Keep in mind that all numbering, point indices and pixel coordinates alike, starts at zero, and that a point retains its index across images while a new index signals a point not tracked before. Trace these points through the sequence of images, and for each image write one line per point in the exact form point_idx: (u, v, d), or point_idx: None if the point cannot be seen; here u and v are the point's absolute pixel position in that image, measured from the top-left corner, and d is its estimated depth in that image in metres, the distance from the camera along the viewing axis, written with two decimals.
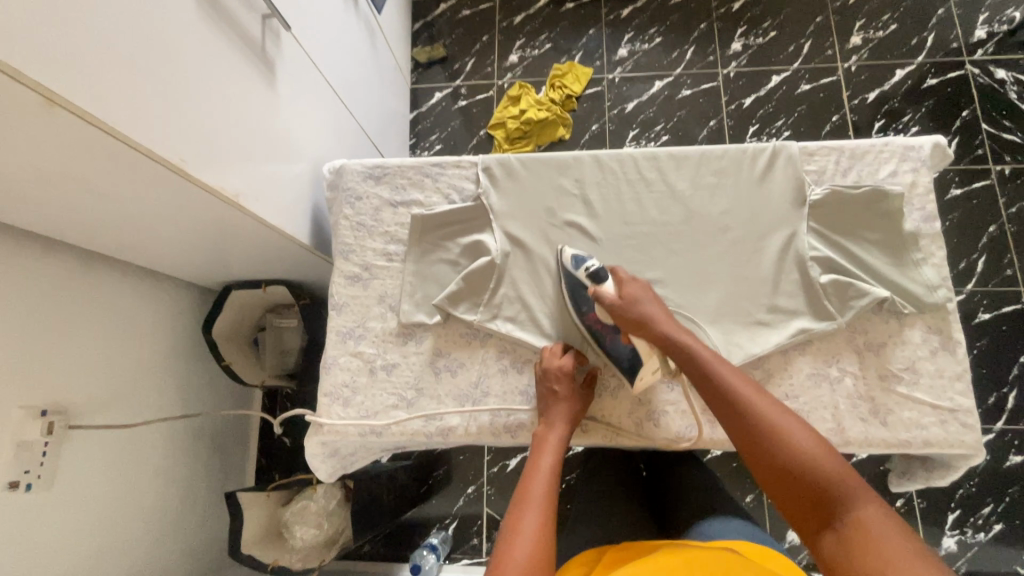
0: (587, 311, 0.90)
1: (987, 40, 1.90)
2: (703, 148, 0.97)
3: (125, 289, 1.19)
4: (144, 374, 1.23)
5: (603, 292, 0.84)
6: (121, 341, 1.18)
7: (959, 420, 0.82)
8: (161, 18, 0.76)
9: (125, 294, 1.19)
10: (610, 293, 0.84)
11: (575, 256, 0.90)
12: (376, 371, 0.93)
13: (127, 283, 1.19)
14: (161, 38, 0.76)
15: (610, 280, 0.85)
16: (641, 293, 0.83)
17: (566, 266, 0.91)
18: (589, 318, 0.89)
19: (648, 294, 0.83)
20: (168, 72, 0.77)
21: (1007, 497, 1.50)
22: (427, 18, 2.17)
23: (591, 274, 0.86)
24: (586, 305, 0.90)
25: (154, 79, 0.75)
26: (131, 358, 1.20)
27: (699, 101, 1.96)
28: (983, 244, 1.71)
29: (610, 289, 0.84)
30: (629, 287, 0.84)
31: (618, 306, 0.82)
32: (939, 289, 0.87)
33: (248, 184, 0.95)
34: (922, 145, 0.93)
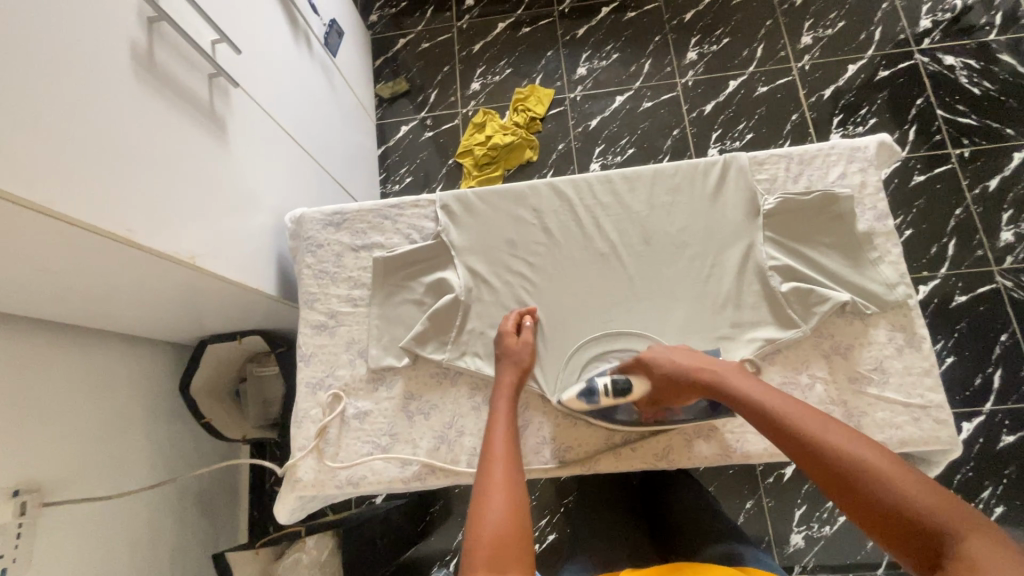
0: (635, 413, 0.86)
1: (932, 29, 1.95)
2: (656, 167, 0.98)
3: (91, 357, 1.16)
4: (119, 441, 1.21)
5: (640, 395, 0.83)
6: (94, 409, 1.16)
7: (931, 416, 0.81)
8: (100, 94, 0.76)
9: (92, 361, 1.16)
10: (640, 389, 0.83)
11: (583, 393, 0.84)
12: (348, 420, 0.91)
13: (97, 350, 1.18)
14: (102, 115, 0.76)
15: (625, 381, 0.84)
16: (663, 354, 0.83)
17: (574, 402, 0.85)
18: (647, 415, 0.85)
19: (662, 360, 0.82)
20: (110, 147, 0.77)
21: (1004, 478, 1.52)
22: (388, 55, 2.21)
23: (616, 392, 0.82)
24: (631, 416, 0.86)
25: (97, 156, 0.75)
26: (106, 426, 1.18)
27: (661, 112, 1.99)
28: (951, 228, 1.74)
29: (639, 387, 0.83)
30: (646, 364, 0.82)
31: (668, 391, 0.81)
32: (898, 286, 0.87)
33: (206, 244, 0.94)
34: (867, 145, 0.95)
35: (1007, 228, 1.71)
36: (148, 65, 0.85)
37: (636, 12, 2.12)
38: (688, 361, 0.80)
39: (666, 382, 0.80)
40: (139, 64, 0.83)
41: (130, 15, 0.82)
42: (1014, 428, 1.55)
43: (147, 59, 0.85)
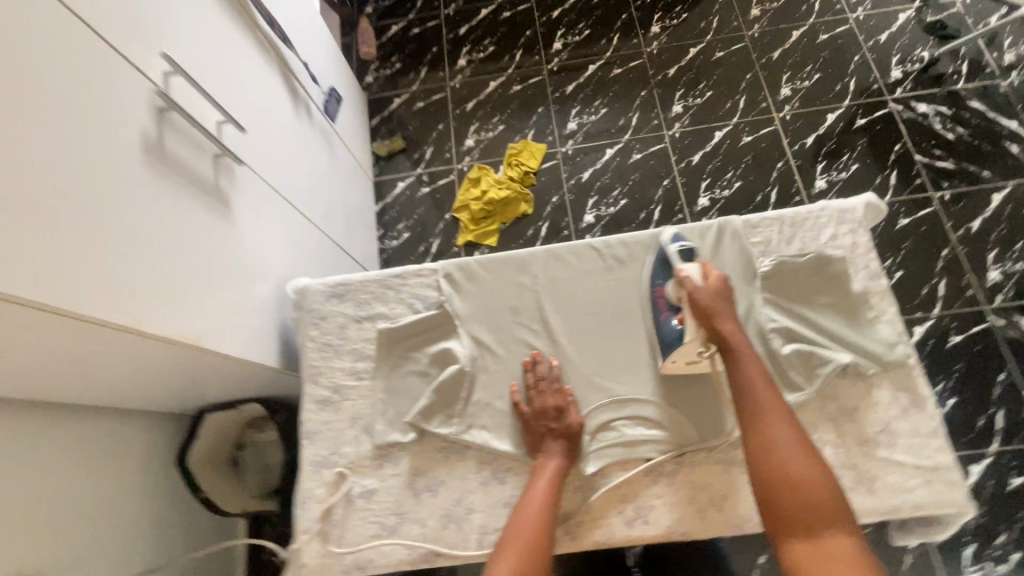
0: (658, 285, 0.94)
1: (903, 79, 2.05)
2: (653, 232, 1.01)
3: (91, 435, 1.14)
4: (115, 522, 1.17)
5: (686, 272, 0.87)
6: (91, 490, 1.13)
7: (942, 479, 0.81)
8: (114, 187, 0.78)
9: (92, 440, 1.14)
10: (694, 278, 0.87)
11: (675, 234, 0.94)
12: (354, 500, 0.90)
13: (93, 428, 1.15)
14: (117, 208, 0.78)
15: (694, 263, 0.89)
16: (722, 289, 0.86)
17: (664, 242, 0.95)
18: (657, 292, 0.93)
19: (728, 288, 0.87)
20: (124, 238, 0.78)
21: (1018, 522, 1.50)
22: (383, 114, 2.28)
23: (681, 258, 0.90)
24: (659, 279, 0.94)
25: (110, 248, 0.76)
26: (103, 506, 1.15)
27: (650, 163, 2.05)
28: (940, 268, 1.77)
29: (695, 272, 0.87)
30: (710, 277, 0.87)
31: (696, 290, 0.85)
32: (898, 345, 0.88)
33: (210, 324, 0.93)
34: (856, 206, 0.98)
35: (994, 267, 1.76)
36: (158, 153, 0.87)
37: (621, 68, 2.22)
38: (734, 318, 0.85)
39: (706, 289, 0.86)
40: (151, 153, 0.85)
41: (142, 108, 0.85)
42: (1022, 469, 1.54)
43: (158, 147, 0.87)
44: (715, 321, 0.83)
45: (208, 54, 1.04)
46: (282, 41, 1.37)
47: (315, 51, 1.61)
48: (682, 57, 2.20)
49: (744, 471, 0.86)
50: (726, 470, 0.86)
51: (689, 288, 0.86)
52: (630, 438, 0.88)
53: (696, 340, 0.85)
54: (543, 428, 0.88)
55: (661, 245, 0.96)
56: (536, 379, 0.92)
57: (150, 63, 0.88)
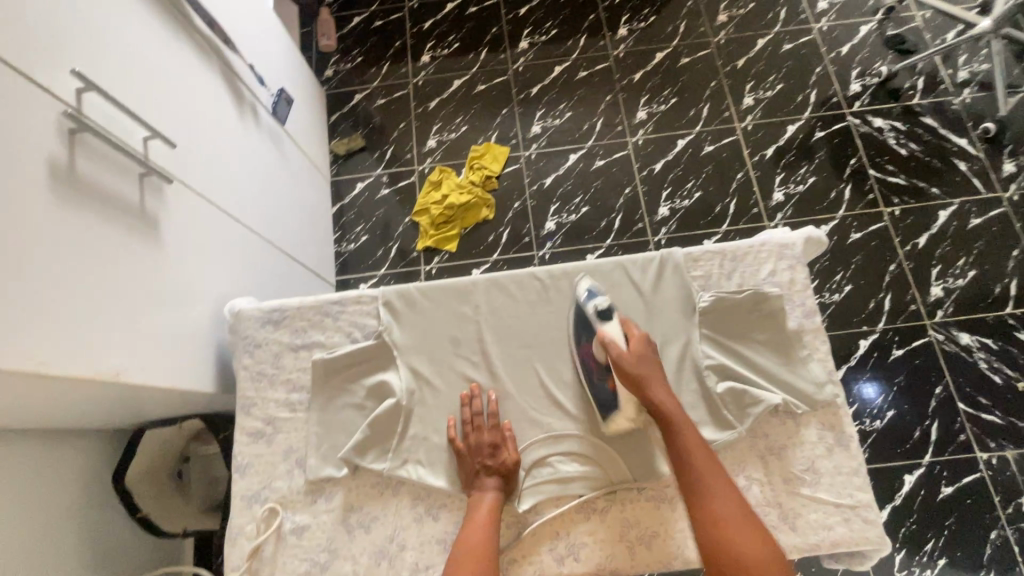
0: (584, 345, 0.94)
1: (862, 93, 2.08)
2: (596, 263, 1.00)
3: (26, 459, 1.07)
4: (54, 552, 1.11)
5: (610, 335, 0.88)
6: (29, 521, 1.06)
7: (860, 517, 0.85)
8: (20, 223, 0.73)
9: (26, 464, 1.07)
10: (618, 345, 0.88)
11: (589, 290, 0.94)
12: (285, 536, 0.89)
13: (28, 456, 1.08)
14: (23, 245, 0.73)
15: (615, 321, 0.89)
16: (646, 353, 0.88)
17: (579, 298, 0.95)
18: (584, 353, 0.93)
19: (649, 352, 0.88)
20: (32, 277, 0.74)
21: (945, 530, 1.58)
22: (343, 110, 2.20)
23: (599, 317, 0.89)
24: (584, 338, 0.94)
25: (16, 289, 0.71)
26: (39, 532, 1.08)
27: (613, 170, 2.04)
28: (887, 283, 1.82)
29: (616, 334, 0.88)
30: (635, 342, 0.88)
31: (620, 356, 0.86)
32: (826, 385, 0.91)
33: (133, 357, 0.89)
34: (795, 242, 0.99)
35: (937, 284, 1.81)
36: (69, 178, 0.82)
37: (587, 71, 2.19)
38: (664, 384, 0.86)
39: (631, 354, 0.87)
40: (60, 181, 0.80)
41: (50, 130, 0.79)
42: (952, 479, 1.62)
43: (69, 173, 0.81)
44: (645, 391, 0.85)
45: (129, 65, 0.98)
46: (224, 43, 1.30)
47: (264, 51, 1.54)
48: (648, 61, 2.18)
49: (674, 508, 0.87)
50: (657, 507, 0.88)
51: (613, 353, 0.86)
52: (564, 474, 0.89)
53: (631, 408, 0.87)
54: (480, 463, 0.87)
55: (577, 300, 0.95)
56: (471, 415, 0.91)
57: (59, 80, 0.82)
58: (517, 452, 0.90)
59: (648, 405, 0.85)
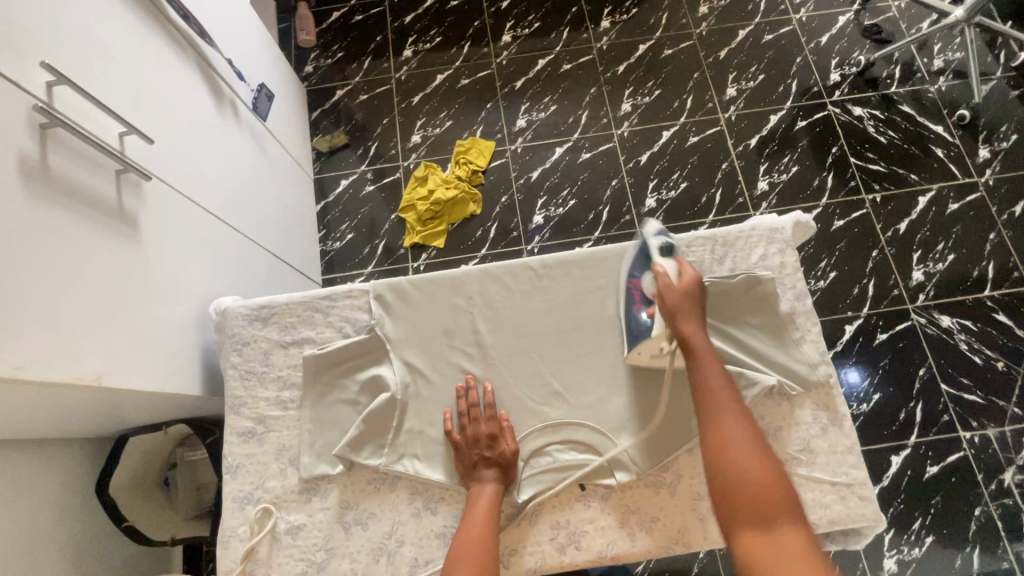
0: (635, 276, 0.94)
1: (841, 82, 2.11)
2: (589, 251, 1.00)
3: (6, 469, 1.04)
4: (39, 565, 1.07)
5: (663, 268, 0.90)
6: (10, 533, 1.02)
7: (856, 494, 0.86)
8: None
9: (6, 474, 1.03)
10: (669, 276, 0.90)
11: (658, 229, 0.96)
12: (280, 537, 0.87)
13: (8, 466, 1.04)
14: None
15: (672, 260, 0.92)
16: (692, 290, 0.88)
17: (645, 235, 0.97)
18: (633, 283, 0.94)
19: (696, 294, 0.88)
20: (7, 278, 0.71)
21: (931, 508, 1.61)
22: (325, 106, 2.17)
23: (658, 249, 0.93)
24: (636, 271, 0.95)
25: None
26: (20, 547, 1.04)
27: (599, 163, 2.04)
28: (870, 268, 1.86)
29: (670, 268, 0.90)
30: (686, 277, 0.89)
31: (666, 288, 0.88)
32: (819, 366, 0.92)
33: (115, 360, 0.86)
34: (785, 226, 1.00)
35: (917, 268, 1.85)
36: (41, 175, 0.78)
37: (571, 64, 2.18)
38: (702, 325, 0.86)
39: (678, 289, 0.88)
40: (33, 178, 0.77)
41: (20, 126, 0.76)
42: (937, 458, 1.65)
43: (42, 171, 0.78)
44: (677, 321, 0.86)
45: (101, 58, 0.94)
46: (201, 37, 1.26)
47: (242, 47, 1.50)
48: (632, 54, 2.19)
49: (674, 493, 0.87)
50: (656, 493, 0.87)
51: (661, 283, 0.89)
52: (564, 463, 0.89)
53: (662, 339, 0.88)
54: (478, 455, 0.86)
55: (642, 239, 0.97)
56: (468, 406, 0.90)
57: (29, 73, 0.79)
58: (515, 442, 0.89)
59: (676, 335, 0.86)
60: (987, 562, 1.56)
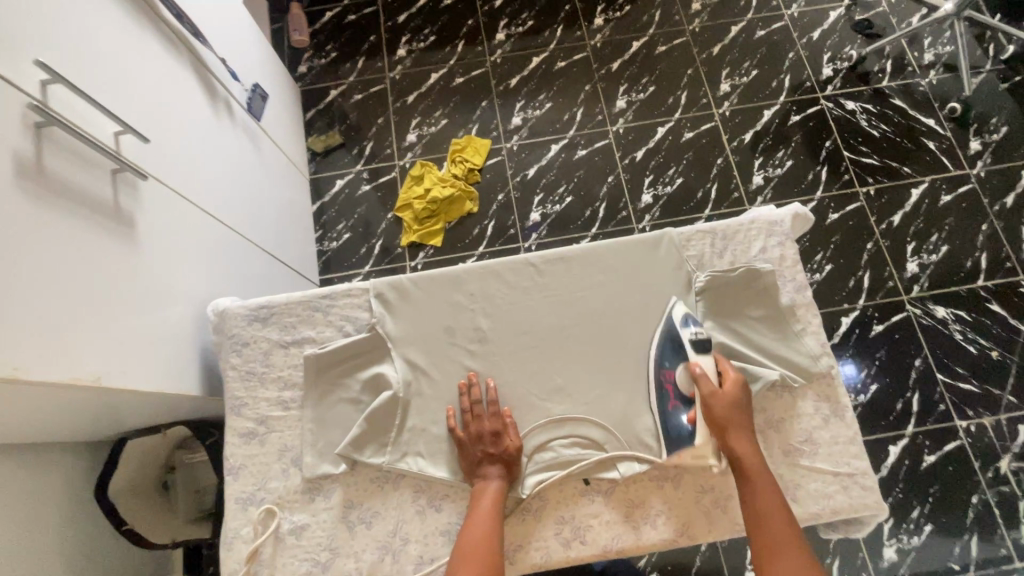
0: (666, 368, 0.91)
1: (834, 76, 2.12)
2: (590, 246, 1.00)
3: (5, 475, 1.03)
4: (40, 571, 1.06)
5: (702, 368, 0.87)
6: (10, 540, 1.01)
7: (858, 484, 0.86)
8: None
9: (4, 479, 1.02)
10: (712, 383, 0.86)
11: (687, 318, 0.92)
12: (284, 537, 0.86)
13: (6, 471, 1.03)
14: None
15: (711, 358, 0.89)
16: (737, 399, 0.85)
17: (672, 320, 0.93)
18: (666, 375, 0.90)
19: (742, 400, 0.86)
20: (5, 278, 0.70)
21: (930, 498, 1.62)
22: (319, 106, 2.16)
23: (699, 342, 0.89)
24: (667, 362, 0.91)
25: None
26: (20, 552, 1.02)
27: (595, 159, 2.04)
28: (865, 261, 1.87)
29: (710, 368, 0.87)
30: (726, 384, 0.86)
31: (713, 395, 0.85)
32: (820, 357, 0.92)
33: (113, 361, 0.85)
34: (784, 219, 1.00)
35: (912, 260, 1.86)
36: (37, 176, 0.77)
37: (565, 61, 2.18)
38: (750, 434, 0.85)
39: (723, 395, 0.85)
40: (29, 178, 0.76)
41: (15, 125, 0.75)
42: (934, 448, 1.67)
43: (38, 171, 0.78)
44: (727, 433, 0.84)
45: (97, 59, 0.94)
46: (194, 37, 1.25)
47: (236, 47, 1.49)
48: (626, 50, 2.19)
49: (678, 486, 0.88)
50: (660, 487, 0.88)
51: (706, 390, 0.86)
52: (568, 458, 0.89)
53: (706, 446, 0.86)
54: (482, 452, 0.86)
55: (669, 322, 0.93)
56: (471, 403, 0.90)
57: (23, 72, 0.78)
58: (519, 439, 0.88)
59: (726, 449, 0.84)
60: (985, 549, 1.57)
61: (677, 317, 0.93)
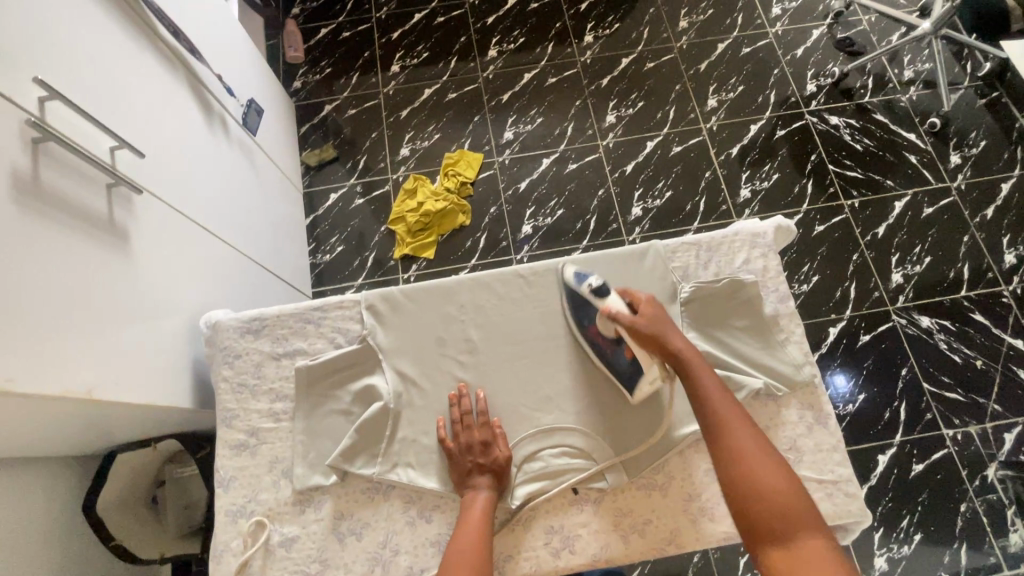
0: (589, 326, 0.94)
1: (817, 92, 2.18)
2: (579, 258, 1.02)
3: None
4: None
5: (614, 308, 0.89)
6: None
7: (842, 490, 0.88)
8: None
9: None
10: (626, 313, 0.88)
11: (577, 274, 0.96)
12: (274, 549, 0.87)
13: None
14: None
15: (615, 295, 0.91)
16: (660, 319, 0.88)
17: (569, 283, 0.96)
18: (590, 331, 0.94)
19: (661, 316, 0.89)
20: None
21: (919, 506, 1.64)
22: (313, 121, 2.19)
23: (598, 292, 0.91)
24: (585, 318, 0.95)
25: None
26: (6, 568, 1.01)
27: (586, 173, 2.07)
28: (851, 272, 1.90)
29: (620, 305, 0.90)
30: (643, 310, 0.89)
31: (632, 323, 0.87)
32: (804, 366, 0.94)
33: (106, 373, 0.86)
34: (767, 231, 1.03)
35: (897, 271, 1.90)
36: (33, 190, 0.79)
37: (556, 77, 2.23)
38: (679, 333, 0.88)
39: (642, 318, 0.88)
40: (25, 192, 0.77)
41: (13, 141, 0.76)
42: (922, 457, 1.69)
43: (34, 185, 0.79)
44: (663, 346, 0.86)
45: (94, 76, 0.96)
46: (190, 54, 1.28)
47: (232, 64, 1.52)
48: (615, 67, 2.24)
49: (665, 494, 0.89)
50: (647, 495, 0.89)
51: (624, 321, 0.87)
52: (556, 468, 0.90)
53: (654, 368, 0.87)
54: (471, 462, 0.87)
55: (567, 284, 0.96)
56: (461, 414, 0.91)
57: (23, 90, 0.80)
58: (508, 448, 0.89)
59: (669, 359, 0.86)
60: (974, 557, 1.59)
61: (571, 277, 0.96)
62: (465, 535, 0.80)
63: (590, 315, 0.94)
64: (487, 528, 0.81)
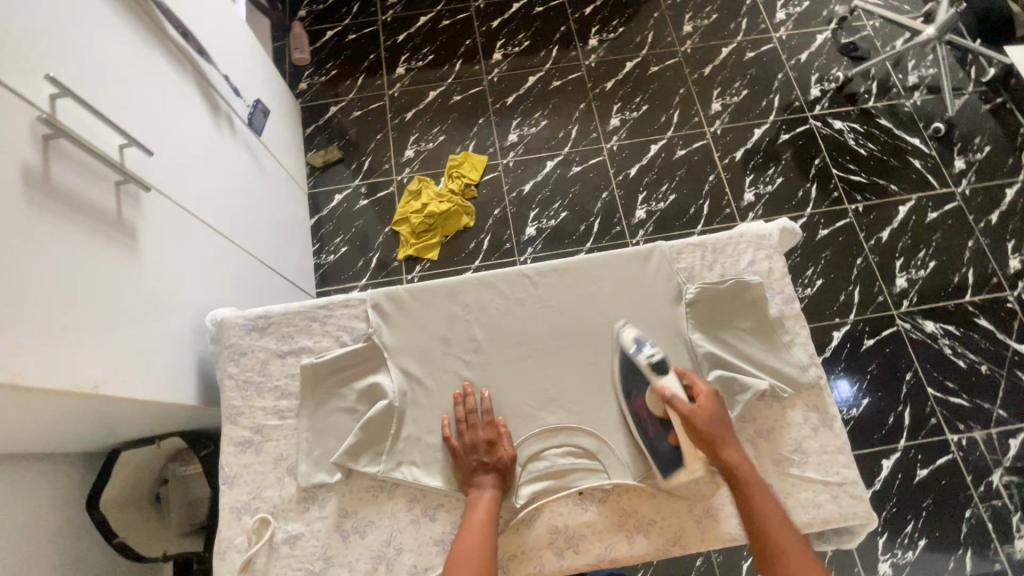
0: (636, 398, 0.90)
1: (821, 97, 2.18)
2: (584, 259, 1.02)
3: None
4: None
5: (671, 390, 0.85)
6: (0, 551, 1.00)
7: (848, 492, 0.88)
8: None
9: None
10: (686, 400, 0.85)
11: (637, 341, 0.92)
12: (278, 546, 0.87)
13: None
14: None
15: (674, 376, 0.87)
16: (716, 412, 0.85)
17: (626, 348, 0.93)
18: (636, 404, 0.90)
19: (718, 411, 0.85)
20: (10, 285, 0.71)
21: (923, 512, 1.63)
22: (318, 122, 2.20)
23: (659, 367, 0.86)
24: (636, 390, 0.90)
25: None
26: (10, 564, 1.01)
27: (590, 176, 2.08)
28: (855, 276, 1.90)
29: (679, 389, 0.85)
30: (700, 398, 0.86)
31: (690, 413, 0.83)
32: (809, 368, 0.94)
33: (113, 369, 0.86)
34: (772, 233, 1.03)
35: (901, 275, 1.90)
36: (43, 186, 0.79)
37: (560, 80, 2.24)
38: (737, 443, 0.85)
39: (700, 411, 0.84)
40: (34, 187, 0.78)
41: (24, 137, 0.77)
42: (927, 462, 1.68)
43: (44, 180, 0.79)
44: (717, 450, 0.83)
45: (103, 74, 0.96)
46: (198, 54, 1.29)
47: (239, 65, 1.53)
48: (619, 70, 2.25)
49: (670, 495, 0.88)
50: (651, 496, 0.89)
51: (682, 409, 0.83)
52: (561, 468, 0.90)
53: (698, 467, 0.83)
54: (476, 461, 0.87)
55: (625, 348, 0.93)
56: (466, 413, 0.91)
57: (34, 87, 0.80)
58: (513, 448, 0.89)
59: (718, 464, 0.83)
60: (980, 563, 1.58)
61: (632, 341, 0.92)
62: (469, 533, 0.81)
63: (642, 387, 0.89)
64: (491, 527, 0.81)
